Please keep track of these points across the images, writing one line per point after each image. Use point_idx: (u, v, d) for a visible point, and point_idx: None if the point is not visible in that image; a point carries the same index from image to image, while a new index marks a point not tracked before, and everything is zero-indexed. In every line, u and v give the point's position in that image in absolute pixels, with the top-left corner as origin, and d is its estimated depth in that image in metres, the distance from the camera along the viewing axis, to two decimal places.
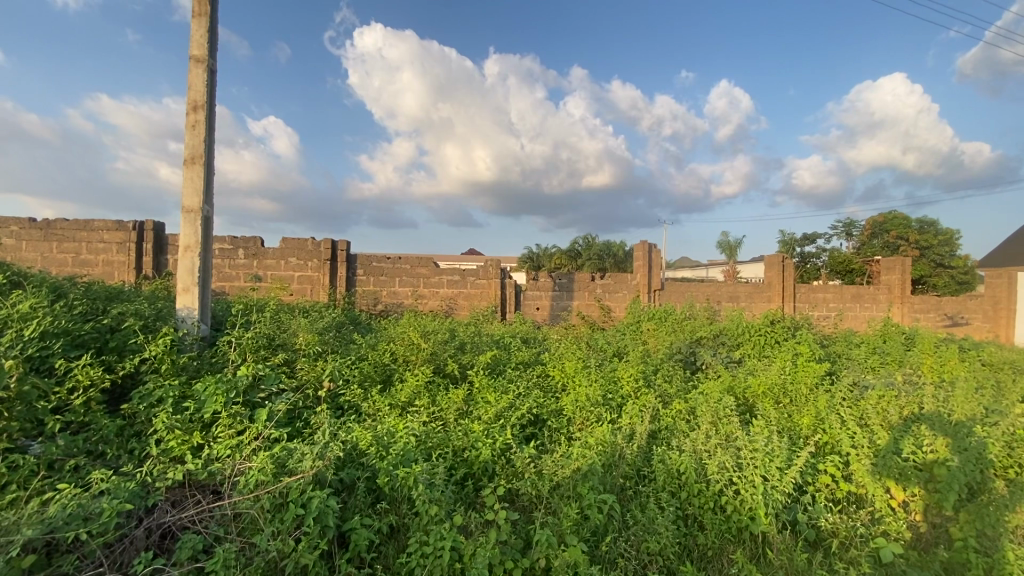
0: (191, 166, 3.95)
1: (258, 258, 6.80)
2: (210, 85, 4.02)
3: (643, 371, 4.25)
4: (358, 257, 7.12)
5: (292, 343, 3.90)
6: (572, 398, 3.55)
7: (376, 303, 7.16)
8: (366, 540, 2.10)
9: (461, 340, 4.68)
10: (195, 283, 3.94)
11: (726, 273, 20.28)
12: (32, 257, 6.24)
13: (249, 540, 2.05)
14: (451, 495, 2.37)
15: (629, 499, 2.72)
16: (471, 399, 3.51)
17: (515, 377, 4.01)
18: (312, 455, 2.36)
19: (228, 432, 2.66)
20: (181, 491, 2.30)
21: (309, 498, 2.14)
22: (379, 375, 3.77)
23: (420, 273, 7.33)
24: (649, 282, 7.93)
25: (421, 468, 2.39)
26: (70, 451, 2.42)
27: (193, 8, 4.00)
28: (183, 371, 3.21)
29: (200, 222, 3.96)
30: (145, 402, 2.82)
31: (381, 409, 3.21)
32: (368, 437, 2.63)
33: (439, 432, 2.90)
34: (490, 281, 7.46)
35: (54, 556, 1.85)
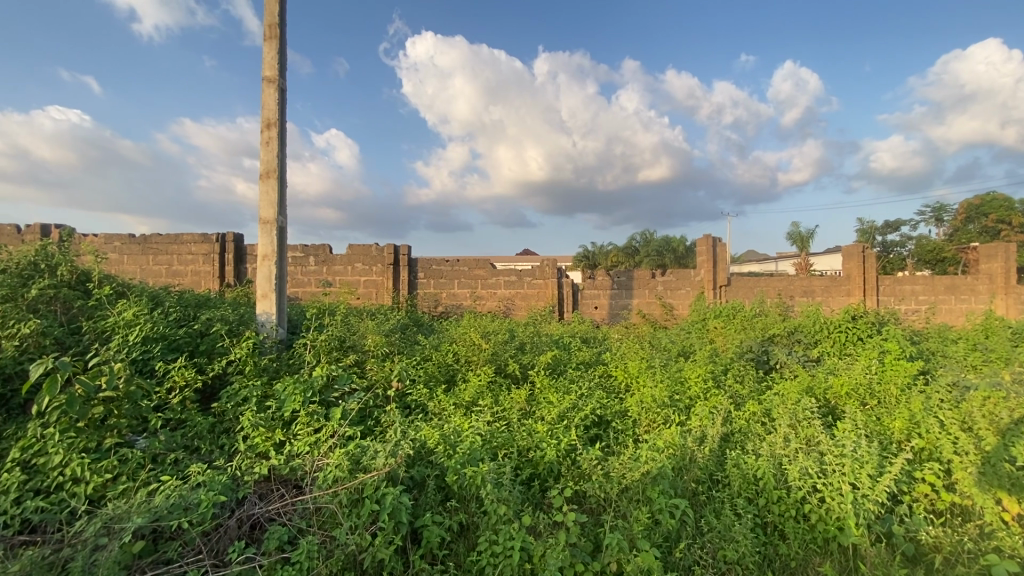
0: (266, 179, 4.22)
1: (327, 264, 7.17)
2: (281, 103, 4.28)
3: (711, 371, 4.06)
4: (419, 260, 7.32)
5: (361, 345, 4.06)
6: (637, 399, 3.46)
7: (436, 305, 7.34)
8: (437, 537, 2.15)
9: (521, 340, 4.69)
10: (273, 289, 4.20)
11: (797, 267, 19.08)
12: (132, 269, 6.91)
13: (329, 534, 2.14)
14: (519, 495, 2.37)
15: (702, 505, 2.61)
16: (534, 400, 3.50)
17: (577, 378, 3.96)
18: (384, 452, 2.44)
19: (306, 430, 2.81)
20: (267, 484, 2.45)
21: (383, 494, 2.21)
22: (442, 375, 3.85)
23: (479, 275, 7.42)
24: (714, 278, 7.60)
25: (488, 467, 2.41)
26: (170, 446, 2.64)
27: (264, 32, 4.27)
28: (264, 372, 3.44)
29: (275, 232, 4.21)
30: (232, 401, 3.04)
31: (446, 409, 3.27)
32: (436, 436, 2.69)
33: (503, 432, 2.92)
34: (547, 281, 7.42)
35: (159, 543, 2.02)
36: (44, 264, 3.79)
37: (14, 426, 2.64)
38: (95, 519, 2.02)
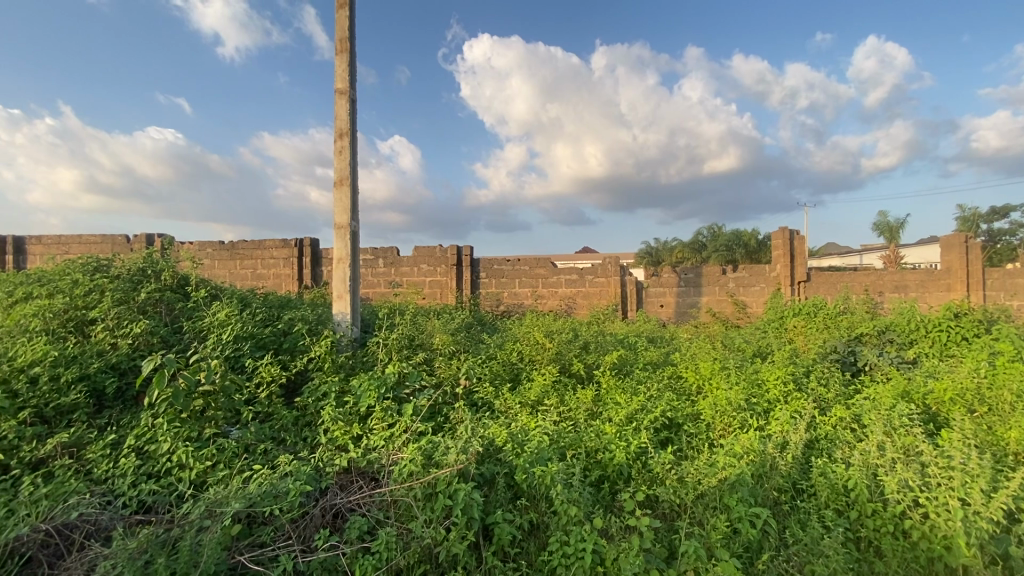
0: (340, 186, 4.45)
1: (395, 266, 7.45)
2: (352, 113, 4.49)
3: (792, 373, 3.81)
4: (481, 260, 7.43)
5: (429, 344, 4.19)
6: (710, 402, 3.31)
7: (498, 304, 7.41)
8: (509, 535, 2.17)
9: (585, 339, 4.63)
10: (347, 291, 4.42)
11: (885, 260, 17.52)
12: (223, 274, 7.53)
13: (406, 526, 2.22)
14: (590, 497, 2.35)
15: (785, 515, 2.46)
16: (601, 401, 3.44)
17: (645, 379, 3.86)
18: (456, 449, 2.50)
19: (381, 425, 2.93)
20: (347, 475, 2.57)
21: (455, 490, 2.27)
22: (507, 374, 3.88)
23: (540, 274, 7.42)
24: (791, 273, 7.13)
25: (558, 467, 2.41)
26: (260, 437, 2.85)
27: (336, 46, 4.49)
28: (341, 368, 3.63)
29: (348, 236, 4.43)
30: (314, 397, 3.24)
31: (512, 407, 3.29)
32: (504, 435, 2.72)
33: (571, 432, 2.90)
34: (610, 279, 7.28)
35: (253, 527, 2.17)
36: (150, 270, 4.22)
37: (129, 415, 2.94)
38: (199, 503, 2.21)
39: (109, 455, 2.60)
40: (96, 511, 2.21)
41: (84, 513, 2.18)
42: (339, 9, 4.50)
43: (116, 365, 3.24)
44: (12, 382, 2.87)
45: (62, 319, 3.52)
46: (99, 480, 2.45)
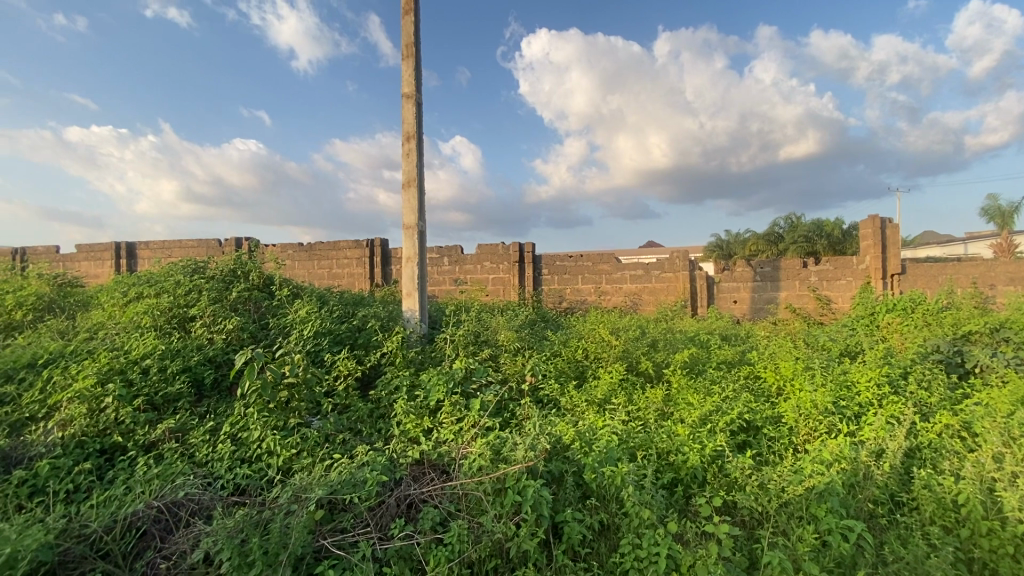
0: (407, 188, 4.60)
1: (459, 263, 7.60)
2: (418, 116, 4.61)
3: (886, 373, 3.48)
4: (544, 257, 7.40)
5: (494, 340, 4.24)
6: (793, 404, 3.10)
7: (561, 301, 7.35)
8: (579, 534, 2.15)
9: (653, 337, 4.48)
10: (416, 289, 4.56)
11: (997, 249, 15.62)
12: (302, 273, 8.03)
13: (477, 519, 2.25)
14: (663, 501, 2.28)
15: (883, 530, 2.25)
16: (672, 401, 3.32)
17: (719, 379, 3.67)
18: (524, 445, 2.51)
19: (450, 419, 3.00)
20: (419, 467, 2.63)
21: (524, 486, 2.27)
22: (573, 371, 3.83)
23: (604, 270, 7.28)
24: (883, 265, 6.52)
25: (628, 469, 2.35)
26: (339, 427, 3.01)
27: (403, 51, 4.63)
28: (411, 363, 3.76)
29: (416, 236, 4.56)
30: (387, 390, 3.37)
31: (579, 405, 3.25)
32: (572, 433, 2.69)
33: (640, 432, 2.82)
34: (678, 274, 7.00)
35: (335, 513, 2.28)
36: (240, 271, 4.58)
37: (225, 404, 3.20)
38: (287, 488, 2.36)
39: (208, 440, 2.84)
40: (198, 491, 2.42)
41: (188, 493, 2.39)
42: (405, 15, 4.64)
43: (213, 358, 3.55)
44: (128, 373, 3.21)
45: (168, 316, 3.90)
46: (201, 463, 2.69)
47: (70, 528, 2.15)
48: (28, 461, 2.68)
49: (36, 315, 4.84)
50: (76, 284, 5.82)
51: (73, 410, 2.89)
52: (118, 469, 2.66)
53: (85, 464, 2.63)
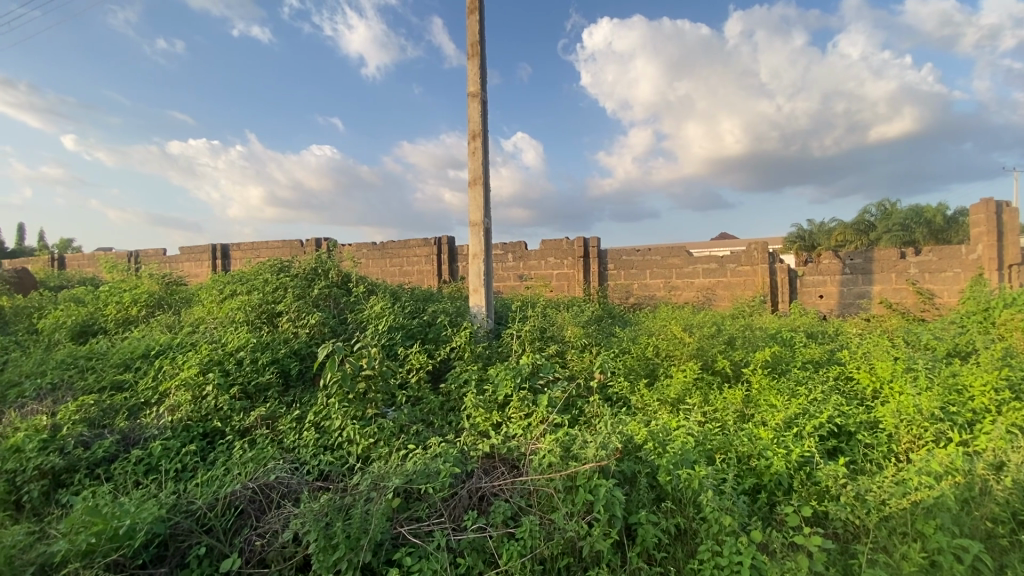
0: (474, 186, 4.66)
1: (524, 259, 7.62)
2: (484, 114, 4.65)
3: (1007, 377, 3.08)
4: (610, 251, 7.25)
5: (561, 336, 4.20)
6: (892, 408, 2.82)
7: (628, 296, 7.16)
8: (654, 537, 2.08)
9: (730, 333, 4.24)
10: (482, 285, 4.62)
11: None
12: (375, 271, 8.41)
13: (548, 515, 2.23)
14: (745, 508, 2.16)
15: (1005, 554, 1.99)
16: (753, 402, 3.13)
17: (805, 380, 3.42)
18: (594, 443, 2.46)
19: (519, 414, 3.02)
20: (489, 460, 2.66)
21: (596, 485, 2.24)
22: (643, 369, 3.71)
23: (674, 264, 7.02)
24: (999, 255, 5.77)
25: (706, 472, 2.25)
26: (412, 419, 3.11)
27: (469, 51, 4.68)
28: (479, 358, 3.83)
29: (482, 233, 4.62)
30: (457, 384, 3.46)
31: (650, 404, 3.15)
32: (644, 432, 2.60)
33: (718, 434, 2.68)
34: (756, 267, 6.60)
35: (410, 501, 2.35)
36: (320, 269, 4.86)
37: (309, 394, 3.40)
38: (366, 476, 2.47)
39: (295, 427, 3.04)
40: (287, 475, 2.59)
41: (278, 476, 2.57)
42: (470, 15, 4.69)
43: (298, 351, 3.79)
44: (225, 364, 3.51)
45: (258, 312, 4.21)
46: (288, 449, 2.87)
47: (179, 504, 2.38)
48: (144, 441, 3.00)
49: (148, 310, 5.41)
50: (180, 283, 6.45)
51: (180, 397, 3.21)
52: (218, 451, 2.91)
53: (191, 446, 2.90)
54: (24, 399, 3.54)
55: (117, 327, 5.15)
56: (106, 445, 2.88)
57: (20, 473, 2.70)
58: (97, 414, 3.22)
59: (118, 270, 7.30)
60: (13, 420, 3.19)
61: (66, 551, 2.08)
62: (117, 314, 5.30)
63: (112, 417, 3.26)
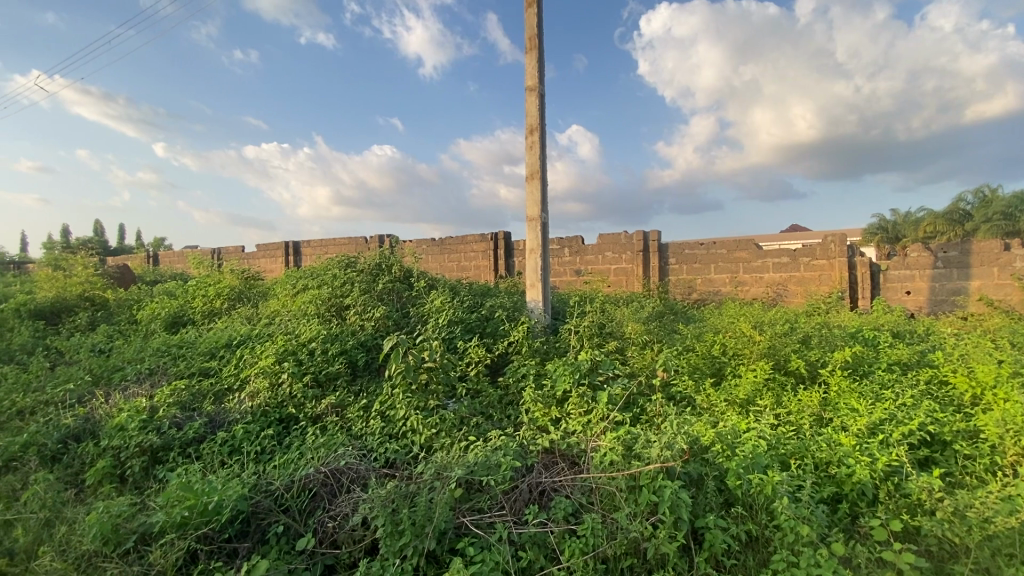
0: (531, 180, 4.65)
1: (581, 254, 7.54)
2: (541, 108, 4.62)
3: None
4: (671, 245, 7.02)
5: (621, 332, 4.11)
6: (996, 417, 2.53)
7: (691, 292, 6.91)
8: (723, 543, 2.00)
9: (804, 331, 3.98)
10: (539, 280, 4.61)
11: None
12: (434, 266, 8.61)
13: (611, 514, 2.19)
14: (825, 518, 2.03)
15: None
16: (831, 406, 2.93)
17: (891, 383, 3.15)
18: (659, 443, 2.38)
19: (578, 410, 2.98)
20: (549, 455, 2.65)
21: (661, 486, 2.18)
22: (708, 368, 3.56)
23: (740, 258, 6.69)
24: None
25: (780, 478, 2.13)
26: (472, 412, 3.16)
27: (527, 44, 4.66)
28: (537, 353, 3.83)
29: (540, 228, 4.60)
30: (515, 378, 3.48)
31: (717, 405, 3.02)
32: (712, 434, 2.49)
33: (793, 439, 2.53)
34: (833, 261, 6.15)
35: (471, 492, 2.38)
36: (384, 264, 5.03)
37: (374, 384, 3.54)
38: (429, 465, 2.53)
39: (362, 416, 3.18)
40: (356, 461, 2.70)
41: (348, 462, 2.69)
42: (528, 8, 4.66)
43: (364, 343, 3.96)
44: (298, 354, 3.72)
45: (327, 305, 4.43)
46: (356, 436, 3.00)
47: (260, 485, 2.55)
48: (228, 424, 3.24)
49: (230, 303, 5.83)
50: (258, 278, 6.89)
51: (259, 384, 3.44)
52: (293, 435, 3.09)
53: (269, 430, 3.10)
54: (127, 382, 3.93)
55: (203, 318, 5.59)
56: (196, 427, 3.13)
57: (124, 450, 2.99)
58: (188, 398, 3.51)
59: (204, 266, 7.91)
60: (118, 402, 3.54)
61: (163, 522, 2.30)
62: (204, 306, 5.75)
63: (200, 401, 3.54)
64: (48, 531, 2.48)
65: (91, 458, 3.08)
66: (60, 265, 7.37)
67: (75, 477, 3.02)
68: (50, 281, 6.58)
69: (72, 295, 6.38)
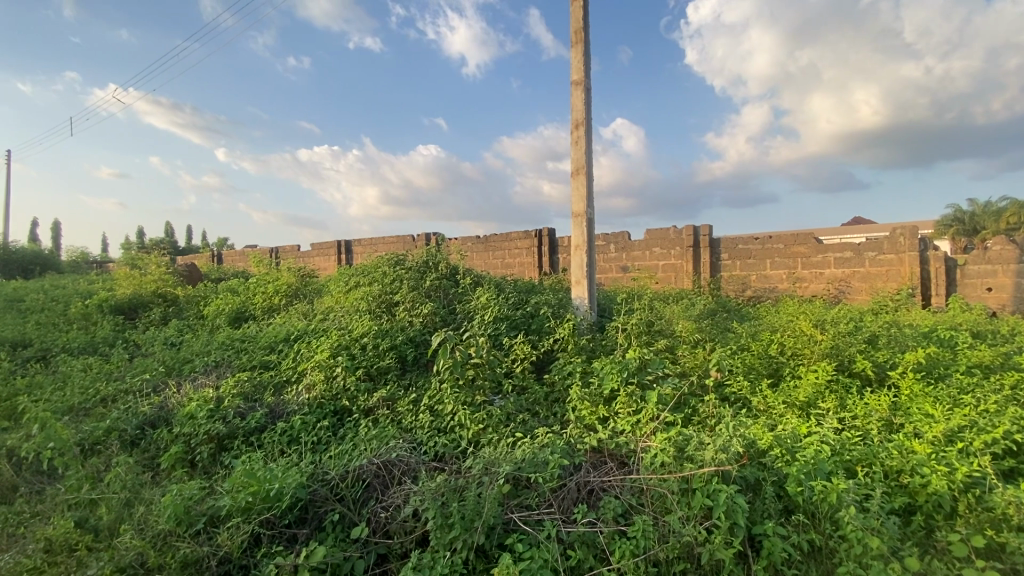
0: (576, 176, 4.60)
1: (627, 250, 7.40)
2: (587, 101, 4.56)
3: None
4: (723, 240, 6.77)
5: (670, 330, 4.00)
6: None
7: (744, 289, 6.63)
8: (782, 552, 1.91)
9: (871, 330, 3.73)
10: (585, 277, 4.55)
11: None
12: (479, 263, 8.69)
13: (662, 517, 2.15)
14: (897, 530, 1.91)
15: None
16: (903, 410, 2.74)
17: (971, 388, 2.91)
18: (713, 446, 2.31)
19: (627, 409, 2.92)
20: (598, 455, 2.62)
21: (715, 490, 2.11)
22: (765, 368, 3.41)
23: (798, 253, 6.36)
24: None
25: (846, 486, 2.02)
26: (519, 408, 3.17)
27: (572, 38, 4.61)
28: (584, 350, 3.79)
29: (585, 223, 4.55)
30: (561, 375, 3.46)
31: (775, 407, 2.89)
32: (769, 437, 2.38)
33: (859, 445, 2.39)
34: (903, 256, 5.76)
35: (519, 488, 2.39)
36: (431, 261, 5.12)
37: (423, 379, 3.62)
38: (478, 460, 2.56)
39: (412, 409, 3.25)
40: (407, 454, 2.76)
41: (399, 454, 2.76)
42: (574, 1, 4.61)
43: (413, 338, 4.06)
44: (351, 349, 3.86)
45: (377, 302, 4.56)
46: (407, 429, 3.07)
47: (317, 474, 2.66)
48: (287, 415, 3.40)
49: (288, 300, 6.11)
50: (313, 275, 7.19)
51: (315, 377, 3.59)
52: (347, 427, 3.20)
53: (324, 421, 3.23)
54: (196, 373, 4.20)
55: (263, 314, 5.89)
56: (258, 417, 3.30)
57: (194, 437, 3.20)
58: (251, 389, 3.70)
59: (264, 264, 8.33)
60: (188, 392, 3.79)
61: (230, 506, 2.45)
62: (264, 302, 6.05)
63: (262, 392, 3.73)
64: (129, 510, 2.69)
65: (165, 443, 3.31)
66: (137, 265, 7.95)
67: (151, 460, 3.25)
68: (128, 279, 7.11)
69: (148, 292, 6.88)
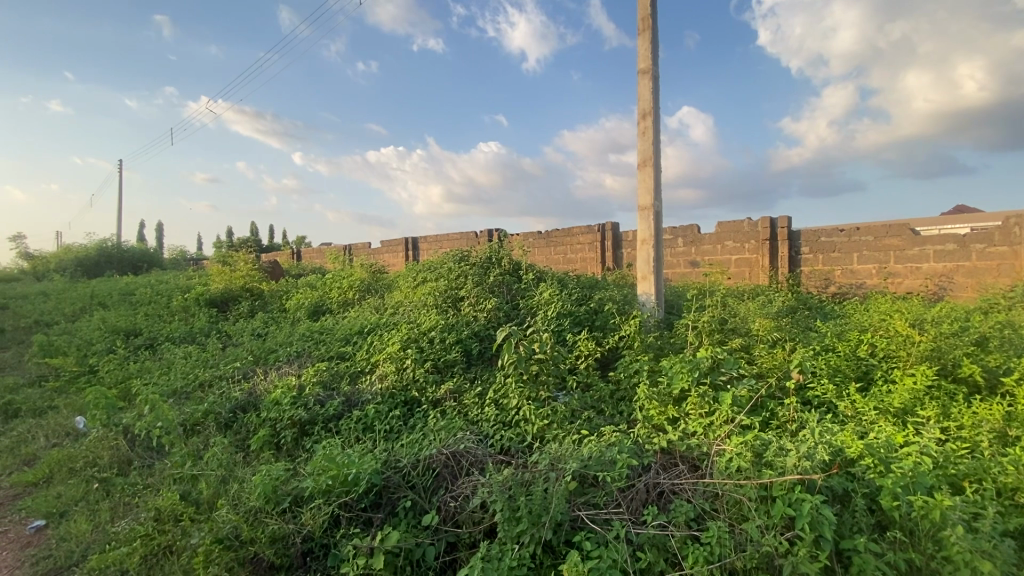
0: (643, 168, 4.47)
1: (696, 244, 7.14)
2: (655, 91, 4.41)
3: None
4: (803, 233, 6.33)
5: (744, 329, 3.81)
6: None
7: (828, 285, 6.17)
8: (875, 570, 1.77)
9: (980, 331, 3.35)
10: (652, 272, 4.43)
11: None
12: (541, 258, 8.71)
13: (739, 524, 2.06)
14: (1013, 555, 1.71)
15: None
16: (1020, 422, 2.44)
17: None
18: (796, 452, 2.17)
19: (698, 410, 2.81)
20: (667, 456, 2.54)
21: (798, 500, 1.98)
22: (853, 371, 3.15)
23: (891, 245, 5.83)
24: None
25: (953, 503, 1.83)
26: (584, 406, 3.15)
27: (639, 26, 4.47)
28: (650, 348, 3.69)
29: (652, 217, 4.41)
30: (627, 373, 3.39)
31: (865, 413, 2.67)
32: (860, 445, 2.21)
33: (967, 459, 2.15)
34: (1018, 248, 5.11)
35: (586, 486, 2.37)
36: (495, 257, 5.19)
37: (488, 373, 3.68)
38: (544, 455, 2.57)
39: (478, 402, 3.31)
40: (474, 446, 2.82)
41: (467, 446, 2.82)
42: None
43: (478, 333, 4.14)
44: (420, 342, 4.00)
45: (444, 297, 4.69)
46: (473, 421, 3.14)
47: (390, 461, 2.78)
48: (361, 404, 3.58)
49: (360, 294, 6.42)
50: (382, 270, 7.51)
51: (386, 368, 3.75)
52: (417, 417, 3.32)
53: (395, 411, 3.36)
54: (280, 362, 4.52)
55: (339, 307, 6.23)
56: (335, 405, 3.50)
57: (279, 421, 3.45)
58: (329, 378, 3.93)
59: (339, 261, 8.81)
60: (273, 379, 4.09)
61: (313, 488, 2.61)
62: (339, 297, 6.40)
63: (338, 380, 3.95)
64: (225, 486, 2.95)
65: (254, 426, 3.59)
66: (227, 261, 8.65)
67: (243, 442, 3.54)
68: (220, 274, 7.77)
69: (237, 286, 7.49)
